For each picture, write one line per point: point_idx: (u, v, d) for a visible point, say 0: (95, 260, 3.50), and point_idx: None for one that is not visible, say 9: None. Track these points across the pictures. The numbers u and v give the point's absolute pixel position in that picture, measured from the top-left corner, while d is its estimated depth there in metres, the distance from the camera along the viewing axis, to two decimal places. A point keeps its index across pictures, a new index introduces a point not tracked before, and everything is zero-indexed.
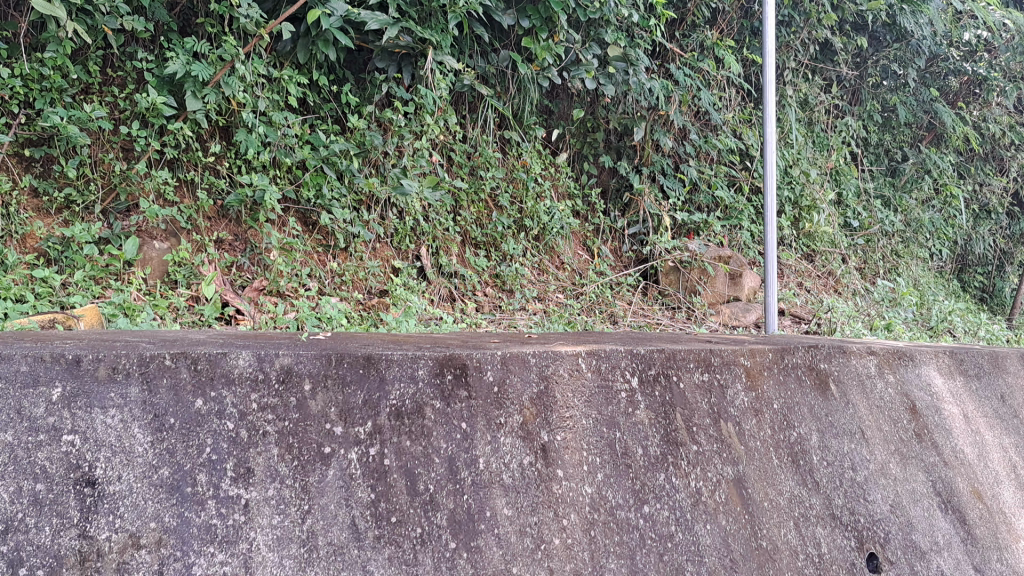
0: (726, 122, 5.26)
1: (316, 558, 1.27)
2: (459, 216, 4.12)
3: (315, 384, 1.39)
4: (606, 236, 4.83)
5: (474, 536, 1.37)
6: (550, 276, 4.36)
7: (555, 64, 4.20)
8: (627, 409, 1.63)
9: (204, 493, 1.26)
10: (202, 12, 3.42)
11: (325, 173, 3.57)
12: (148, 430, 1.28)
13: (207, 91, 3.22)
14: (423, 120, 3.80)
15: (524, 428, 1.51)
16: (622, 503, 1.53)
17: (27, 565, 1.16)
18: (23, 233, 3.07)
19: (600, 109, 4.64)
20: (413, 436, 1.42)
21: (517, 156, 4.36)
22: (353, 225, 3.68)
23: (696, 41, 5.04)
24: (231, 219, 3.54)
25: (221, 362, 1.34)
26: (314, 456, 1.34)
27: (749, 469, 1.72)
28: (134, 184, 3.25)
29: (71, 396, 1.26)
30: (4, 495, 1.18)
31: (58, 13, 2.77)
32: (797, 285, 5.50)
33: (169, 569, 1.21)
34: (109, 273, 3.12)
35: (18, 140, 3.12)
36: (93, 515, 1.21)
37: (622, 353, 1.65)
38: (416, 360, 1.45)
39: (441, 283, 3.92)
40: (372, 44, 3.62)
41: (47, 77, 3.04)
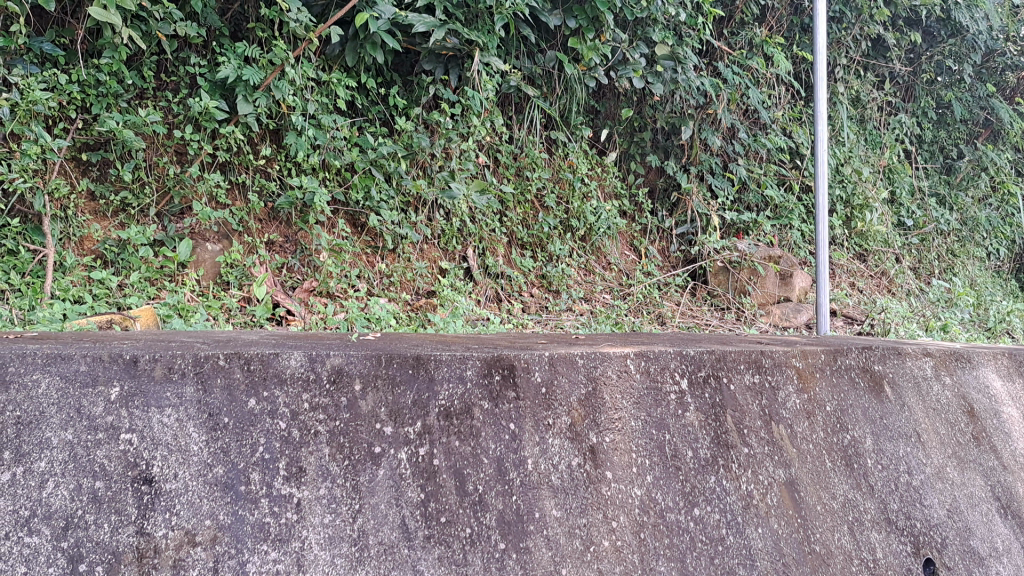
0: (776, 120, 5.20)
1: (367, 557, 1.28)
2: (505, 217, 4.13)
3: (365, 384, 1.41)
4: (653, 236, 4.81)
5: (524, 537, 1.37)
6: (596, 276, 4.35)
7: (602, 64, 4.19)
8: (677, 410, 1.62)
9: (257, 492, 1.28)
10: (252, 18, 3.47)
11: (374, 176, 3.61)
12: (202, 429, 1.30)
13: (258, 95, 3.27)
14: (470, 121, 3.82)
15: (573, 429, 1.51)
16: (673, 506, 1.51)
17: (87, 561, 1.18)
18: (81, 236, 3.15)
19: (647, 108, 4.61)
20: (462, 436, 1.43)
21: (564, 156, 4.36)
22: (401, 226, 3.71)
23: (745, 39, 5.00)
24: (282, 221, 3.59)
25: (274, 362, 1.37)
26: (364, 456, 1.36)
27: (801, 471, 1.70)
28: (187, 188, 3.30)
29: (128, 395, 1.29)
30: (65, 493, 1.21)
31: (115, 21, 2.82)
32: (849, 285, 5.42)
33: (223, 566, 1.22)
34: (163, 274, 3.18)
35: (76, 145, 3.18)
36: (150, 512, 1.22)
37: (672, 354, 1.66)
38: (464, 360, 1.48)
39: (488, 283, 3.93)
40: (420, 45, 3.65)
41: (104, 82, 3.10)
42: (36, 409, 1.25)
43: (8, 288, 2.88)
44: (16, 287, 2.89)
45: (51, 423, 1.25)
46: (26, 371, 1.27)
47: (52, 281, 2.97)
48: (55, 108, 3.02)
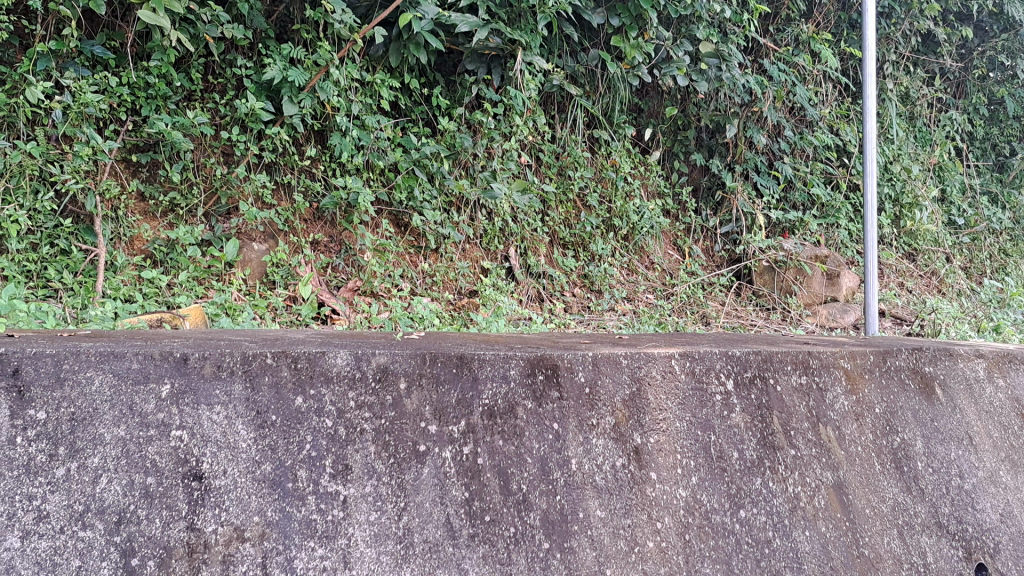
0: (822, 117, 5.12)
1: (412, 555, 1.29)
2: (548, 217, 4.13)
3: (409, 383, 1.42)
4: (697, 235, 4.78)
5: (568, 537, 1.38)
6: (639, 276, 4.33)
7: (646, 63, 4.16)
8: (722, 412, 1.61)
9: (305, 489, 1.30)
10: (297, 19, 3.51)
11: (417, 176, 3.63)
12: (251, 427, 1.32)
13: (303, 96, 3.30)
14: (513, 121, 3.81)
15: (617, 430, 1.51)
16: (718, 507, 1.50)
17: (139, 555, 1.20)
18: (131, 236, 3.21)
19: (692, 106, 4.58)
20: (505, 436, 1.44)
21: (606, 155, 4.34)
22: (443, 226, 3.72)
23: (791, 35, 4.94)
24: (326, 221, 3.63)
25: (320, 361, 1.38)
26: (409, 454, 1.37)
27: (850, 474, 1.67)
28: (234, 188, 3.34)
29: (180, 393, 1.31)
30: (118, 488, 1.23)
31: (164, 24, 2.86)
32: (898, 285, 5.33)
33: (272, 562, 1.24)
34: (211, 273, 3.22)
35: (126, 146, 3.24)
36: (201, 508, 1.25)
37: (717, 355, 1.64)
38: (508, 360, 1.48)
39: (530, 283, 3.93)
40: (463, 46, 3.65)
41: (153, 84, 3.15)
42: (90, 407, 1.27)
43: (61, 287, 2.95)
44: (69, 286, 2.96)
45: (104, 420, 1.27)
46: (80, 368, 1.28)
47: (104, 280, 3.03)
48: (106, 109, 3.08)
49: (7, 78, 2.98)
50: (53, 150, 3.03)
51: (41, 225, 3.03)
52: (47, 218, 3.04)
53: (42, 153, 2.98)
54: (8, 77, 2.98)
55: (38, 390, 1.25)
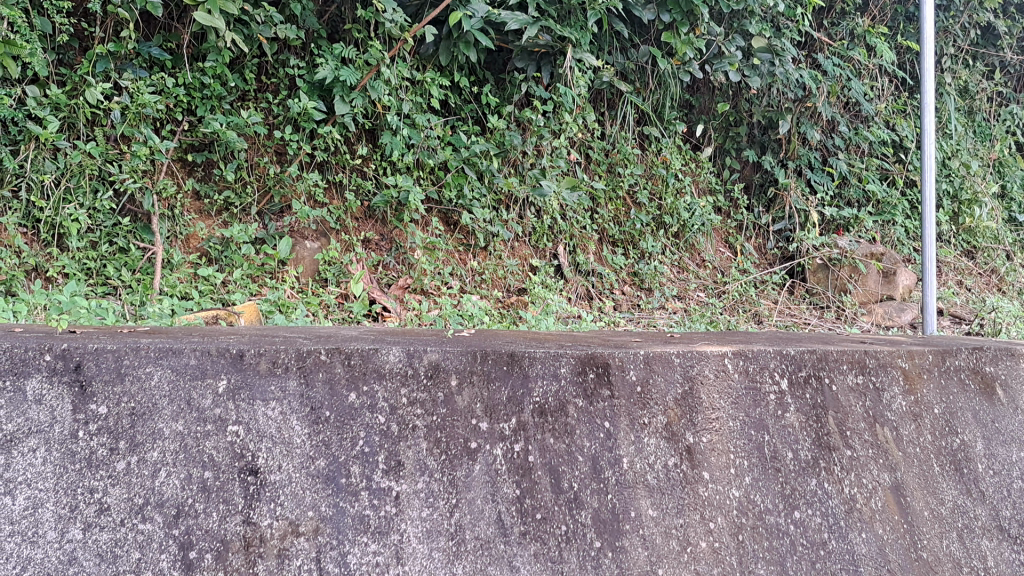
0: (879, 112, 5.02)
1: (464, 552, 1.30)
2: (597, 214, 4.12)
3: (461, 380, 1.46)
4: (750, 233, 4.73)
5: (620, 536, 1.37)
6: (690, 273, 4.30)
7: (697, 59, 4.11)
8: (776, 412, 1.60)
9: (358, 484, 1.32)
10: (349, 19, 3.54)
11: (467, 174, 3.64)
12: (305, 422, 1.36)
13: (354, 96, 3.32)
14: (563, 118, 3.79)
15: (669, 428, 1.52)
16: (772, 508, 1.49)
17: (196, 548, 1.22)
18: (187, 234, 3.26)
19: (743, 102, 4.55)
20: (557, 433, 1.45)
21: (657, 152, 4.31)
22: (492, 224, 3.73)
23: (846, 29, 4.85)
24: (378, 219, 3.66)
25: (373, 357, 1.42)
26: (461, 451, 1.39)
27: (908, 476, 1.64)
28: (287, 187, 3.39)
29: (235, 389, 1.36)
30: (176, 482, 1.27)
31: (219, 25, 2.90)
32: (957, 283, 5.21)
33: (326, 556, 1.25)
34: (264, 271, 3.26)
35: (182, 146, 3.30)
36: (256, 503, 1.28)
37: (771, 354, 1.63)
38: (558, 357, 1.50)
39: (579, 281, 3.92)
40: (512, 44, 3.65)
41: (208, 85, 3.20)
42: (149, 401, 1.32)
43: (120, 284, 3.02)
44: (128, 284, 3.03)
45: (163, 414, 1.32)
46: (139, 364, 1.35)
47: (161, 279, 3.08)
48: (163, 110, 3.14)
49: (67, 79, 3.06)
50: (112, 150, 3.10)
51: (100, 224, 3.09)
52: (107, 217, 3.11)
53: (102, 153, 3.05)
54: (69, 79, 3.06)
55: (100, 385, 1.33)
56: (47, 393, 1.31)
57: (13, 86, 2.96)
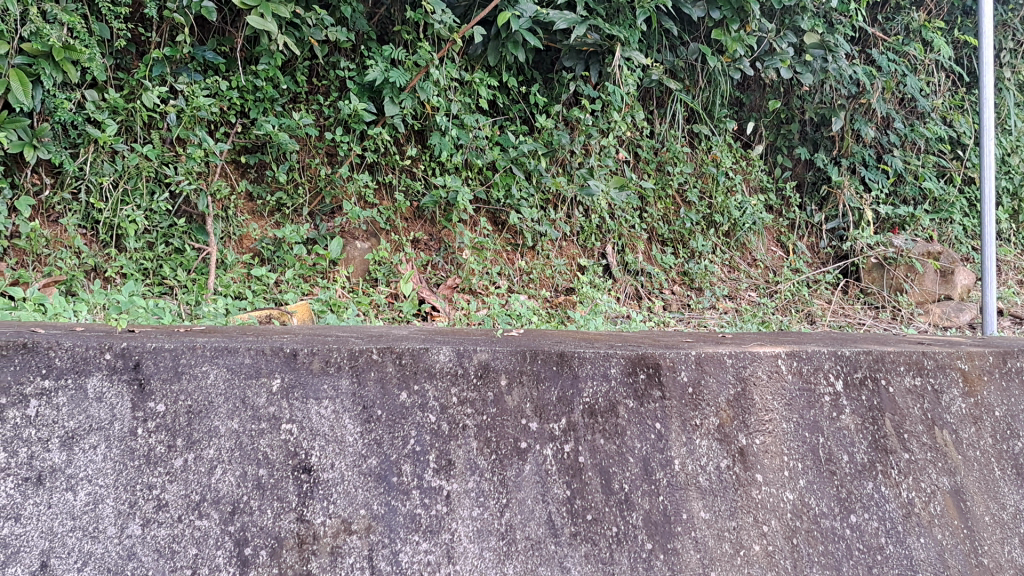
0: (935, 108, 4.92)
1: (514, 551, 1.31)
2: (646, 213, 4.10)
3: (511, 379, 1.47)
4: (802, 231, 4.66)
5: (671, 538, 1.37)
6: (741, 273, 4.25)
7: (748, 56, 4.07)
8: (831, 413, 1.58)
9: (409, 483, 1.34)
10: (398, 21, 3.56)
11: (515, 174, 3.65)
12: (358, 421, 1.38)
13: (403, 97, 3.34)
14: (611, 117, 3.77)
15: (721, 430, 1.50)
16: (827, 512, 1.47)
17: (251, 544, 1.24)
18: (240, 235, 3.32)
19: (795, 99, 4.49)
20: (607, 434, 1.46)
21: (707, 150, 4.27)
22: (540, 224, 3.73)
23: (901, 24, 4.76)
24: (426, 220, 3.68)
25: (424, 356, 1.44)
26: (510, 451, 1.40)
27: (968, 480, 1.60)
28: (338, 188, 3.42)
29: (289, 387, 1.38)
30: (233, 479, 1.29)
31: (271, 28, 2.94)
32: (1017, 283, 5.08)
33: (378, 554, 1.26)
34: (316, 271, 3.29)
35: (235, 148, 3.35)
36: (309, 500, 1.29)
37: (826, 355, 1.63)
38: (608, 358, 1.52)
39: (627, 281, 3.90)
40: (561, 43, 3.65)
41: (261, 87, 3.24)
42: (205, 399, 1.35)
43: (176, 284, 3.07)
44: (184, 283, 3.08)
45: (218, 413, 1.34)
46: (197, 363, 1.38)
47: (215, 278, 3.12)
48: (217, 113, 3.18)
49: (125, 83, 3.11)
50: (168, 152, 3.15)
51: (157, 224, 3.16)
52: (163, 218, 3.17)
53: (158, 155, 3.11)
54: (126, 83, 3.12)
55: (158, 383, 1.36)
56: (107, 391, 1.34)
57: (73, 90, 3.02)
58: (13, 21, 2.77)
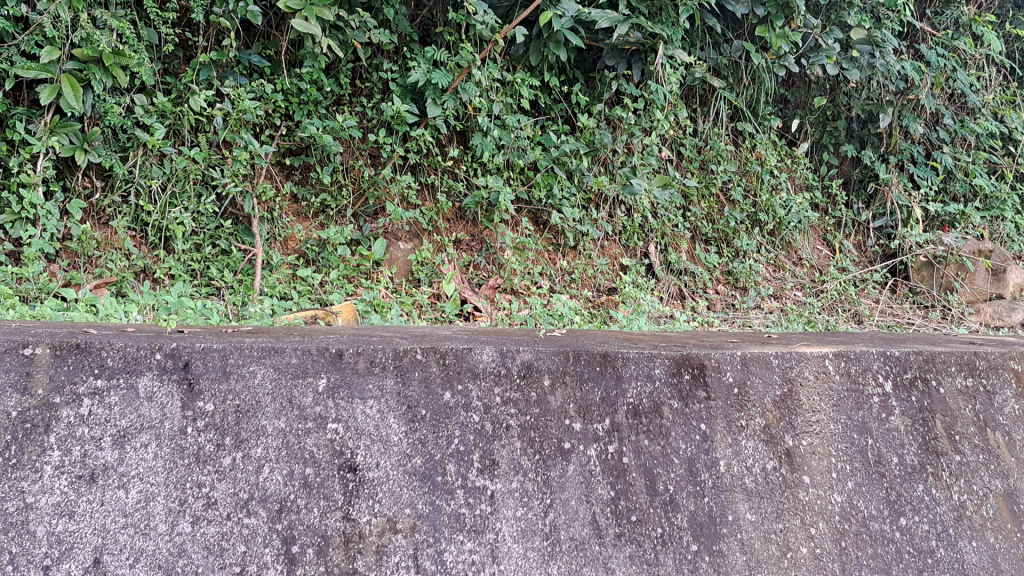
0: (986, 104, 4.82)
1: (559, 552, 1.32)
2: (689, 212, 4.08)
3: (554, 380, 1.48)
4: (849, 229, 4.61)
5: (717, 540, 1.38)
6: (786, 272, 4.20)
7: (793, 52, 4.02)
8: (880, 414, 1.58)
9: (453, 483, 1.35)
10: (440, 22, 3.58)
11: (557, 174, 3.65)
12: (402, 420, 1.39)
13: (446, 97, 3.34)
14: (654, 116, 3.75)
15: (767, 431, 1.51)
16: (876, 514, 1.47)
17: (299, 543, 1.26)
18: (285, 236, 3.35)
19: (842, 96, 4.42)
20: (651, 435, 1.46)
21: (751, 148, 4.23)
22: (582, 223, 3.72)
23: (950, 18, 4.65)
24: (469, 220, 3.70)
25: (467, 356, 1.46)
26: (554, 452, 1.41)
27: (1021, 483, 1.60)
28: (381, 189, 3.43)
29: (335, 387, 1.40)
30: (280, 478, 1.31)
31: (315, 31, 2.96)
32: None
33: (423, 553, 1.28)
34: (360, 272, 3.32)
35: (281, 150, 3.39)
36: (355, 499, 1.31)
37: (874, 356, 1.63)
38: (652, 358, 1.52)
39: (670, 280, 3.88)
40: (603, 42, 3.63)
41: (305, 90, 3.28)
42: (253, 399, 1.37)
43: (223, 285, 3.10)
44: (230, 285, 3.11)
45: (266, 412, 1.36)
46: (244, 362, 1.40)
47: (261, 279, 3.16)
48: (262, 115, 3.23)
49: (173, 87, 3.17)
50: (214, 155, 3.19)
51: (204, 226, 3.20)
52: (210, 220, 3.21)
53: (205, 158, 3.15)
54: (174, 87, 3.17)
55: (207, 382, 1.38)
56: (158, 390, 1.35)
57: (123, 95, 3.07)
58: (65, 28, 2.84)
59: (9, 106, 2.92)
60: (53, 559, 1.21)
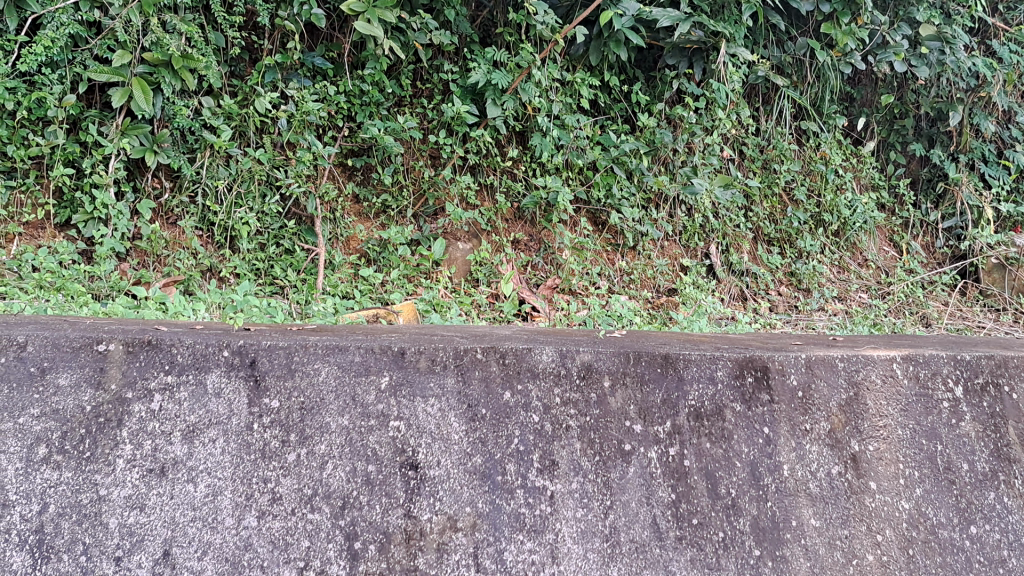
0: None
1: (619, 553, 1.31)
2: (751, 212, 4.03)
3: (614, 381, 1.48)
4: (917, 230, 4.51)
5: (781, 545, 1.36)
6: (851, 273, 4.11)
7: (859, 50, 3.94)
8: (950, 420, 1.54)
9: (514, 482, 1.35)
10: (501, 23, 3.59)
11: (616, 174, 3.63)
12: (463, 419, 1.40)
13: (505, 98, 3.35)
14: (715, 115, 3.72)
15: (832, 435, 1.48)
16: (946, 522, 1.44)
17: (361, 539, 1.27)
18: (347, 236, 3.40)
19: (909, 93, 4.34)
20: (713, 438, 1.44)
21: (815, 147, 4.18)
22: (642, 223, 3.70)
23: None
24: (527, 220, 3.70)
25: (528, 356, 1.47)
26: (615, 453, 1.40)
27: None
28: (441, 189, 3.45)
29: (397, 385, 1.42)
30: (343, 475, 1.32)
31: (377, 33, 2.99)
32: None
33: (483, 552, 1.28)
34: (420, 271, 3.34)
35: (342, 151, 3.44)
36: (416, 497, 1.31)
37: (944, 359, 1.60)
38: (715, 360, 1.52)
39: (732, 282, 3.82)
40: (664, 41, 3.61)
41: (367, 92, 3.32)
42: (317, 396, 1.40)
43: (286, 284, 3.16)
44: (293, 283, 3.16)
45: (330, 409, 1.38)
46: (309, 360, 1.43)
47: (324, 278, 3.20)
48: (325, 117, 3.27)
49: (239, 90, 3.23)
50: (279, 156, 3.25)
51: (268, 226, 3.26)
52: (274, 220, 3.26)
53: (269, 159, 3.21)
54: (240, 89, 3.23)
55: (272, 379, 1.41)
56: (226, 387, 1.39)
57: (191, 97, 3.14)
58: (136, 32, 2.91)
59: (83, 108, 3.01)
60: (124, 550, 1.23)
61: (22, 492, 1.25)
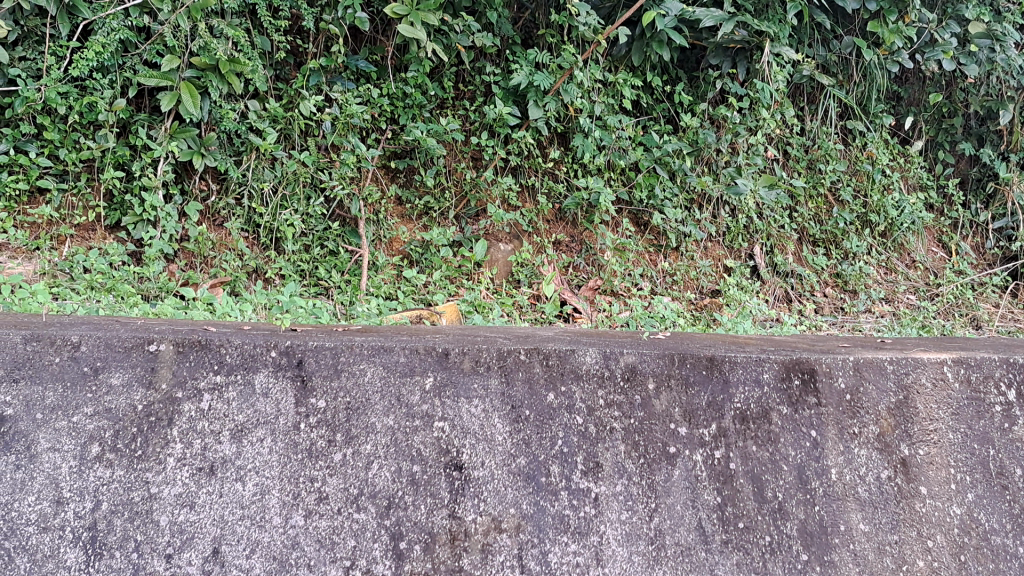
0: None
1: (664, 557, 1.30)
2: (796, 213, 3.98)
3: (658, 383, 1.48)
4: (966, 231, 4.43)
5: (828, 550, 1.34)
6: (899, 275, 4.05)
7: (906, 48, 3.88)
8: (1003, 424, 1.51)
9: (558, 484, 1.35)
10: (543, 24, 3.59)
11: (658, 174, 3.61)
12: (507, 420, 1.40)
13: (547, 99, 3.35)
14: (759, 115, 3.69)
15: (881, 439, 1.46)
16: (998, 529, 1.41)
17: (406, 539, 1.28)
18: (390, 237, 3.40)
19: (958, 91, 4.26)
20: (759, 441, 1.43)
21: (862, 147, 4.12)
22: (685, 224, 3.67)
23: None
24: (569, 221, 3.69)
25: (571, 358, 1.48)
26: (659, 456, 1.40)
27: None
28: (482, 191, 3.46)
29: (441, 386, 1.43)
30: (388, 474, 1.33)
31: (420, 36, 3.01)
32: None
33: (528, 553, 1.28)
34: (462, 273, 3.35)
35: (386, 153, 3.47)
36: (461, 498, 1.32)
37: (996, 363, 1.57)
38: (760, 363, 1.51)
39: (776, 283, 3.79)
40: (707, 41, 3.56)
41: (410, 94, 3.34)
42: (362, 396, 1.41)
43: (331, 285, 3.18)
44: (338, 284, 3.18)
45: (375, 410, 1.39)
46: (354, 361, 1.45)
47: (367, 279, 3.23)
48: (368, 119, 3.30)
49: (284, 93, 3.26)
50: (323, 158, 3.28)
51: (313, 228, 3.29)
52: (318, 221, 3.30)
53: (314, 162, 3.25)
54: (285, 93, 3.27)
55: (318, 380, 1.42)
56: (273, 387, 1.41)
57: (238, 101, 3.18)
58: (184, 37, 2.96)
59: (133, 112, 3.06)
60: (174, 548, 1.24)
61: (76, 489, 1.28)
